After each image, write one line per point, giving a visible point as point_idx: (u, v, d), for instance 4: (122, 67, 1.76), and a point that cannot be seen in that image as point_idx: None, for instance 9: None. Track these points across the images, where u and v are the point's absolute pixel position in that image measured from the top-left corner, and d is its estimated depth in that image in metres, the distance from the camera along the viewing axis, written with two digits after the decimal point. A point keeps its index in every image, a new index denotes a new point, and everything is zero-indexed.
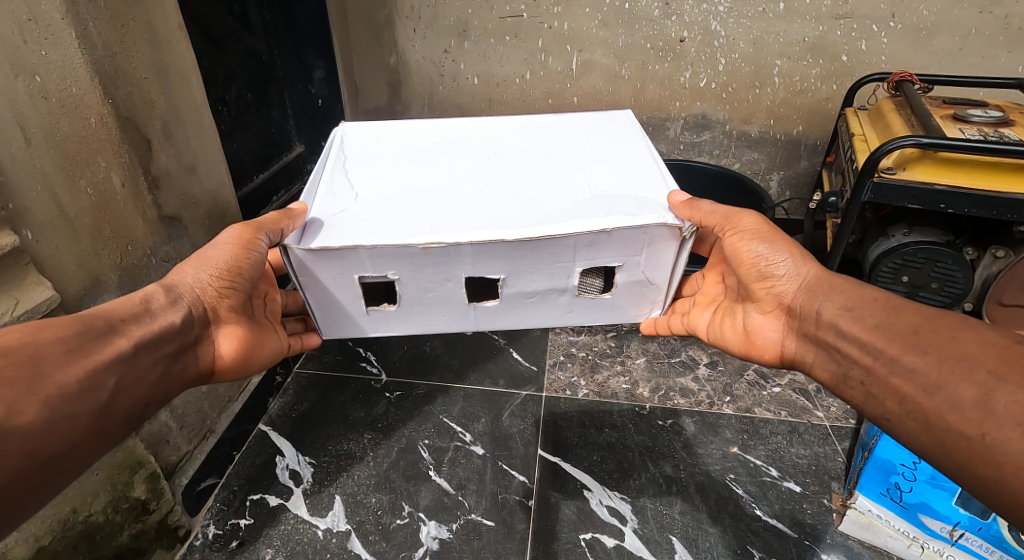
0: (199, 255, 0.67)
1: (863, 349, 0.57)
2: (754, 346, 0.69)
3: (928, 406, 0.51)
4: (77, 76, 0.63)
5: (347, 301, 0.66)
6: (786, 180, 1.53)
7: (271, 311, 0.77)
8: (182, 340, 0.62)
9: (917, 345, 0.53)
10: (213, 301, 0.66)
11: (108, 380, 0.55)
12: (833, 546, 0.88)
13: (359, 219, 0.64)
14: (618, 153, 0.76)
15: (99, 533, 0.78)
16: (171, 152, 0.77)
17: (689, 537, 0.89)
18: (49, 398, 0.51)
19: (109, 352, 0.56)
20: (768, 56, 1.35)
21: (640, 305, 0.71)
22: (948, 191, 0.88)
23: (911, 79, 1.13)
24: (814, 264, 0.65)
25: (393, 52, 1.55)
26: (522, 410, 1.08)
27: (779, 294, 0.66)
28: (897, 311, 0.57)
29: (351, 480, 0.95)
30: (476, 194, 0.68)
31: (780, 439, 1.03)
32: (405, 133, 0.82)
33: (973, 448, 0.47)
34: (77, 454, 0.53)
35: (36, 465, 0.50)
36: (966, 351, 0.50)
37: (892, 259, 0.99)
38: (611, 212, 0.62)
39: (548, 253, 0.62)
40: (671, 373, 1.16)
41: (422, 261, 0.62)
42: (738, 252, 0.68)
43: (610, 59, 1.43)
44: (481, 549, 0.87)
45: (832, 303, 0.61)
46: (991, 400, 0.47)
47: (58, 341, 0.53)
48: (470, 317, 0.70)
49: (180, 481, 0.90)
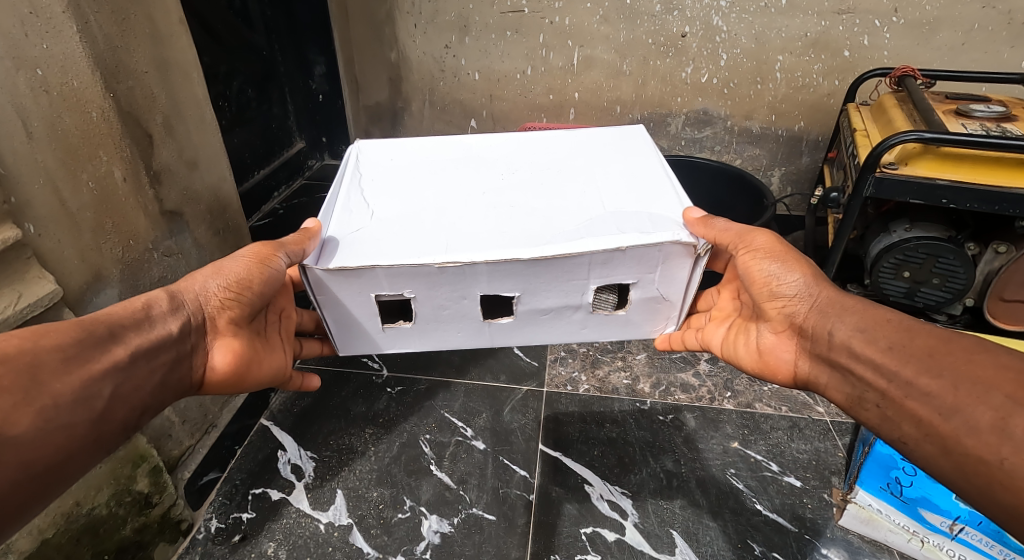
0: (212, 266, 0.66)
1: (876, 370, 0.56)
2: (768, 365, 0.69)
3: (946, 431, 0.50)
4: (78, 70, 0.63)
5: (362, 318, 0.66)
6: (787, 176, 1.53)
7: (282, 327, 0.74)
8: (180, 350, 0.60)
9: (933, 368, 0.52)
10: (216, 313, 0.63)
11: (103, 389, 0.53)
12: (833, 541, 0.88)
13: (377, 237, 0.64)
14: (630, 167, 0.76)
15: (102, 526, 0.78)
16: (173, 146, 0.77)
17: (689, 531, 0.89)
18: (43, 408, 0.49)
19: (106, 361, 0.54)
20: (769, 51, 1.34)
21: (655, 320, 0.70)
22: (950, 186, 0.88)
23: (913, 74, 1.13)
24: (827, 283, 0.64)
25: (394, 48, 1.55)
26: (523, 406, 1.08)
27: (790, 315, 0.65)
28: (910, 333, 0.56)
29: (353, 475, 0.96)
30: (489, 211, 0.68)
31: (781, 434, 1.03)
32: (417, 152, 0.82)
33: (993, 473, 0.46)
34: (74, 463, 0.51)
35: (29, 478, 0.47)
36: (982, 374, 0.49)
37: (893, 255, 0.99)
38: (626, 229, 0.62)
39: (563, 270, 0.62)
40: (672, 369, 1.17)
41: (439, 280, 0.61)
42: (750, 271, 0.67)
43: (610, 54, 1.43)
44: (482, 544, 0.87)
45: (844, 324, 0.60)
46: (1009, 425, 0.46)
47: (56, 348, 0.51)
48: (484, 333, 0.70)
49: (182, 475, 0.93)
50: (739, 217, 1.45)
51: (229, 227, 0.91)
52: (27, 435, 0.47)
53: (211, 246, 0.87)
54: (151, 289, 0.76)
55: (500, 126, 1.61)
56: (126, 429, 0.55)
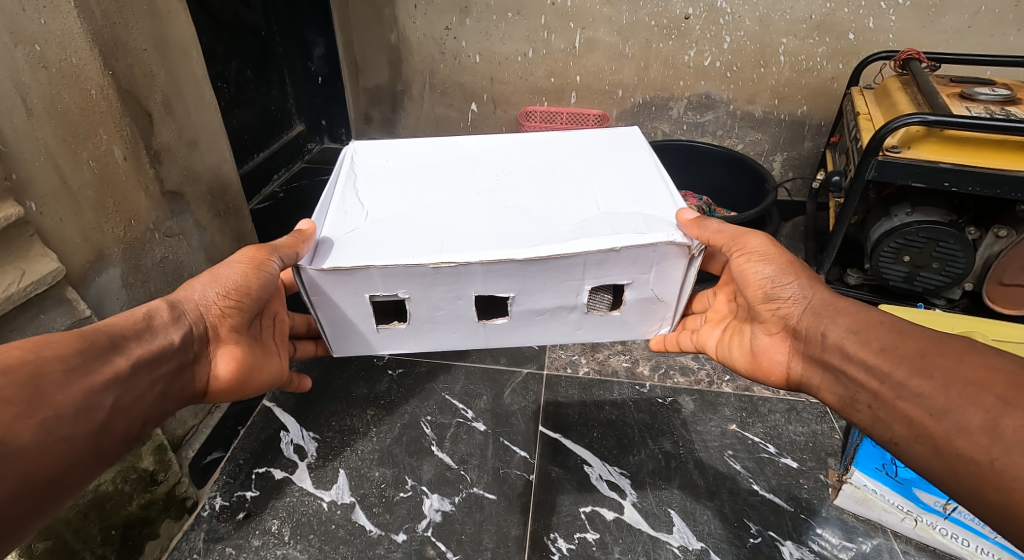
0: (207, 274, 0.65)
1: (869, 372, 0.57)
2: (761, 367, 0.69)
3: (937, 432, 0.50)
4: (76, 46, 0.62)
5: (357, 318, 0.66)
6: (789, 161, 1.53)
7: (279, 332, 0.73)
8: (181, 359, 0.60)
9: (924, 369, 0.53)
10: (217, 320, 0.63)
11: (105, 400, 0.52)
12: (828, 520, 0.89)
13: (371, 239, 0.64)
14: (626, 168, 0.76)
15: (109, 502, 0.78)
16: (173, 126, 0.77)
17: (687, 510, 0.91)
18: (44, 419, 0.47)
19: (108, 372, 0.53)
20: (773, 34, 1.33)
21: (649, 320, 0.71)
22: (952, 169, 0.88)
23: (918, 57, 1.12)
24: (820, 286, 0.65)
25: (394, 30, 1.53)
26: (523, 388, 1.09)
27: (784, 316, 0.65)
28: (902, 334, 0.56)
29: (355, 455, 0.97)
30: (485, 212, 0.68)
31: (778, 417, 1.05)
32: (413, 154, 0.81)
33: (983, 474, 0.47)
34: (78, 471, 0.50)
35: (30, 491, 0.46)
36: (973, 375, 0.50)
37: (894, 238, 0.99)
38: (621, 230, 0.63)
39: (558, 271, 0.62)
40: (671, 352, 1.18)
41: (433, 280, 0.62)
42: (745, 273, 0.68)
43: (613, 37, 1.42)
44: (483, 522, 0.88)
45: (837, 325, 0.60)
46: (999, 425, 0.47)
47: (58, 359, 0.50)
48: (479, 334, 0.70)
49: (186, 454, 0.95)
50: (740, 202, 1.47)
51: (230, 209, 0.91)
52: (28, 448, 0.46)
53: (212, 228, 0.87)
54: (153, 270, 0.76)
55: (501, 109, 1.61)
56: (128, 441, 0.54)
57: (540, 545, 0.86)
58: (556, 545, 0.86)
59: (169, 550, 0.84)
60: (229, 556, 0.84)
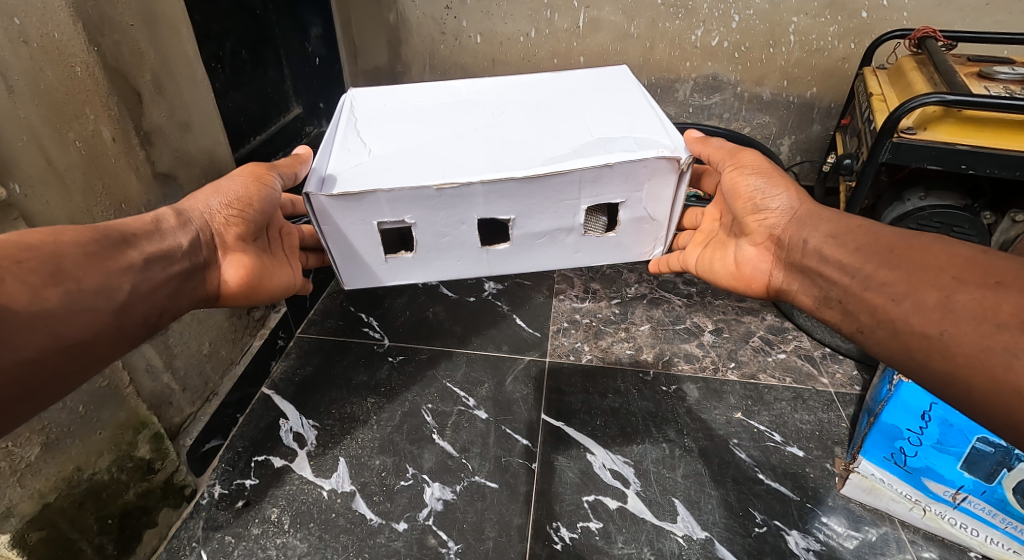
0: (210, 185, 0.69)
1: (842, 270, 0.62)
2: (744, 278, 0.74)
3: (901, 318, 0.55)
4: (59, 20, 0.60)
5: (368, 247, 0.68)
6: (797, 145, 1.50)
7: (287, 244, 0.78)
8: (193, 261, 0.64)
9: (891, 263, 0.58)
10: (221, 229, 0.68)
11: (124, 283, 0.57)
12: (834, 509, 0.88)
13: (375, 171, 0.65)
14: (614, 98, 0.76)
15: (105, 491, 0.74)
16: (163, 105, 0.74)
17: (691, 499, 0.89)
18: (69, 289, 0.52)
19: (122, 262, 0.57)
20: (783, 13, 1.30)
21: (644, 241, 0.73)
22: (970, 151, 0.85)
23: (934, 36, 1.09)
24: (806, 199, 0.70)
25: (393, 9, 1.50)
26: (526, 376, 1.08)
27: (771, 226, 0.71)
28: (874, 237, 0.61)
29: (355, 443, 0.96)
30: (482, 145, 0.68)
31: (784, 405, 1.03)
32: (412, 95, 0.80)
33: (934, 346, 0.52)
34: (101, 346, 0.55)
35: (61, 348, 0.51)
36: (934, 262, 0.55)
37: (907, 223, 0.97)
38: (612, 149, 0.64)
39: (554, 189, 0.64)
40: (676, 340, 1.17)
41: (437, 203, 0.64)
42: (736, 186, 0.73)
43: (618, 16, 1.38)
44: (485, 511, 0.87)
45: (818, 233, 0.66)
46: (953, 302, 0.51)
47: (77, 245, 0.55)
48: (483, 263, 0.72)
49: (184, 442, 0.88)
50: None
51: None
52: (57, 311, 0.51)
53: None
54: None
55: None
56: None
57: (542, 533, 0.85)
58: (558, 534, 0.85)
59: (168, 538, 0.83)
60: (228, 545, 0.83)
